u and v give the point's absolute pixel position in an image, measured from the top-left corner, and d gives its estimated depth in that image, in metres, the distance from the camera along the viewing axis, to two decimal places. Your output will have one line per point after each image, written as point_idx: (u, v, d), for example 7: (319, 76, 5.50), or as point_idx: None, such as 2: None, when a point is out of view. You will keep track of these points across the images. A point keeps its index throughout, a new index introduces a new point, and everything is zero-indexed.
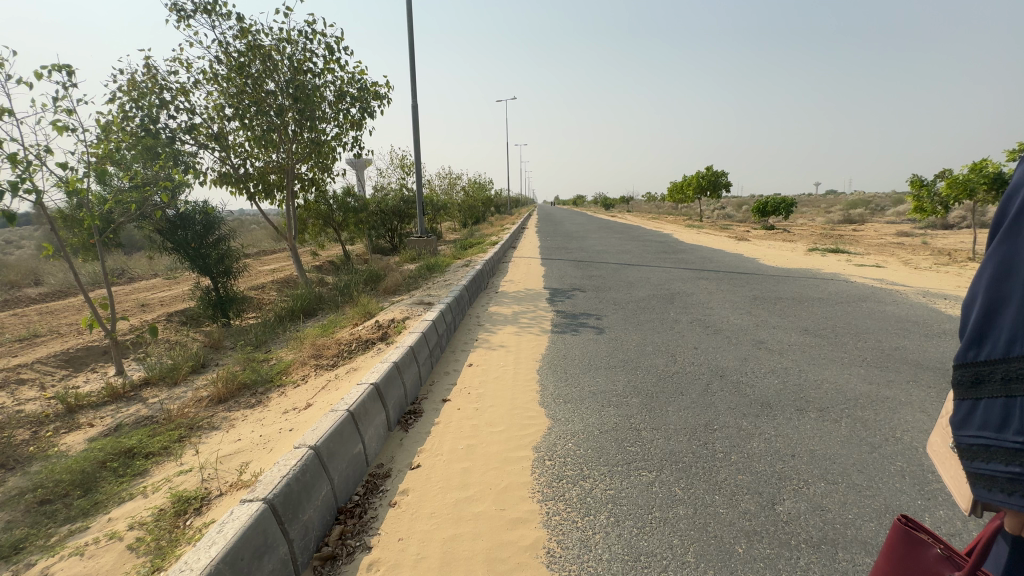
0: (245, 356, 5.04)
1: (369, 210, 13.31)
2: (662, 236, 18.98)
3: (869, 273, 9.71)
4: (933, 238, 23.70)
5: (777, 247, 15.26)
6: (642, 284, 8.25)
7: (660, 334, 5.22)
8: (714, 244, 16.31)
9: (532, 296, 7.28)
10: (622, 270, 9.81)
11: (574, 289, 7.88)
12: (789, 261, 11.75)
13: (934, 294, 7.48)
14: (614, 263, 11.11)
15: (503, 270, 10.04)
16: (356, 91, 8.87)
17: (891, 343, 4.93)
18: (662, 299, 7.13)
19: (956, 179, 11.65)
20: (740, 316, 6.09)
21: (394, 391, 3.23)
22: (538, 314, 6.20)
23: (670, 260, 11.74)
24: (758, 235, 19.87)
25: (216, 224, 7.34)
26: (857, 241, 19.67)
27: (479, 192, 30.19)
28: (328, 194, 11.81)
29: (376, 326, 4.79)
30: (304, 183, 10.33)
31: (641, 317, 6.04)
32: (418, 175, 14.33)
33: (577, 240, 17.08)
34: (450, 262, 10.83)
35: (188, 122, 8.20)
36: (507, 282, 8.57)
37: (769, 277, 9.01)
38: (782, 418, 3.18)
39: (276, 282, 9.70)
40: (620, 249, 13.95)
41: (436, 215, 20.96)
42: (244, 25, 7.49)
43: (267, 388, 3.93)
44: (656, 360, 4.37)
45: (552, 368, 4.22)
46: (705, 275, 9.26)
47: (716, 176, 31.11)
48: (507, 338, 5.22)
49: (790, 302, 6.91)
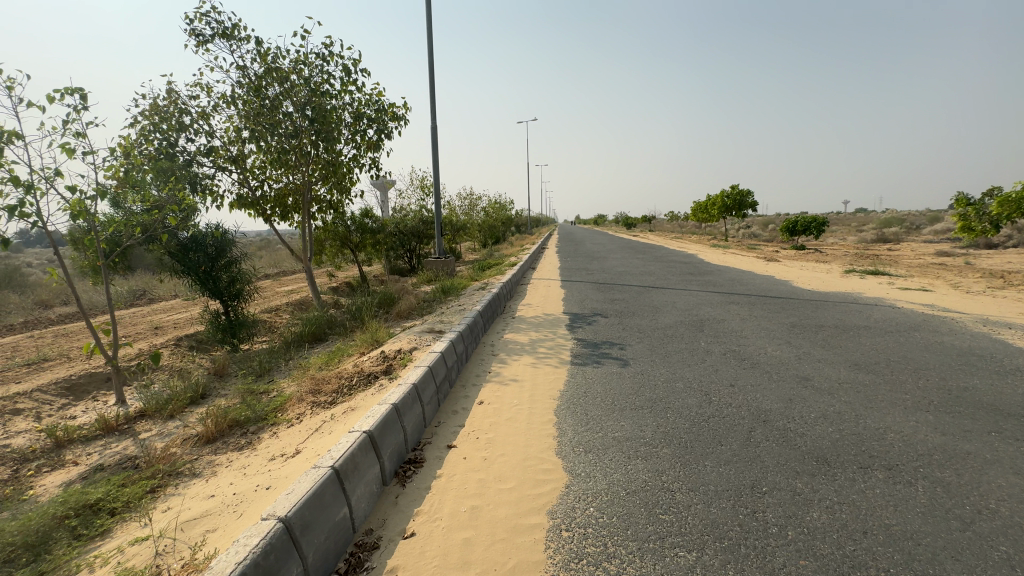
0: (245, 387, 4.78)
1: (387, 231, 13.22)
2: (686, 257, 18.46)
3: (917, 298, 9.01)
4: (978, 259, 22.40)
5: (810, 269, 14.52)
6: (668, 309, 7.78)
7: (691, 368, 4.75)
8: (742, 266, 15.67)
9: (550, 323, 6.89)
10: (645, 293, 9.35)
11: (596, 314, 7.45)
12: (825, 284, 11.07)
13: (996, 323, 6.77)
14: (637, 285, 10.65)
15: (522, 294, 9.69)
16: (373, 112, 8.78)
17: (958, 382, 4.34)
18: (690, 326, 6.63)
19: (1008, 198, 10.83)
20: (779, 347, 5.56)
21: (392, 439, 2.87)
22: (557, 342, 5.80)
23: (696, 282, 11.20)
24: (788, 256, 19.08)
25: (229, 247, 7.22)
26: (895, 262, 18.69)
27: (500, 212, 30.15)
28: (346, 215, 11.75)
29: (381, 358, 4.45)
30: (321, 205, 10.28)
31: (669, 347, 5.57)
32: (437, 196, 14.23)
33: (598, 261, 16.68)
34: (467, 284, 10.55)
35: (207, 145, 8.22)
36: (525, 307, 8.20)
37: (806, 302, 8.41)
38: (843, 480, 2.70)
39: (291, 305, 9.56)
40: (643, 270, 13.47)
41: (455, 236, 20.89)
42: (262, 48, 7.52)
43: (259, 426, 3.62)
44: (687, 400, 3.91)
45: (571, 408, 3.80)
46: (736, 299, 8.72)
47: (742, 195, 30.41)
48: (522, 370, 4.83)
49: (833, 330, 6.34)
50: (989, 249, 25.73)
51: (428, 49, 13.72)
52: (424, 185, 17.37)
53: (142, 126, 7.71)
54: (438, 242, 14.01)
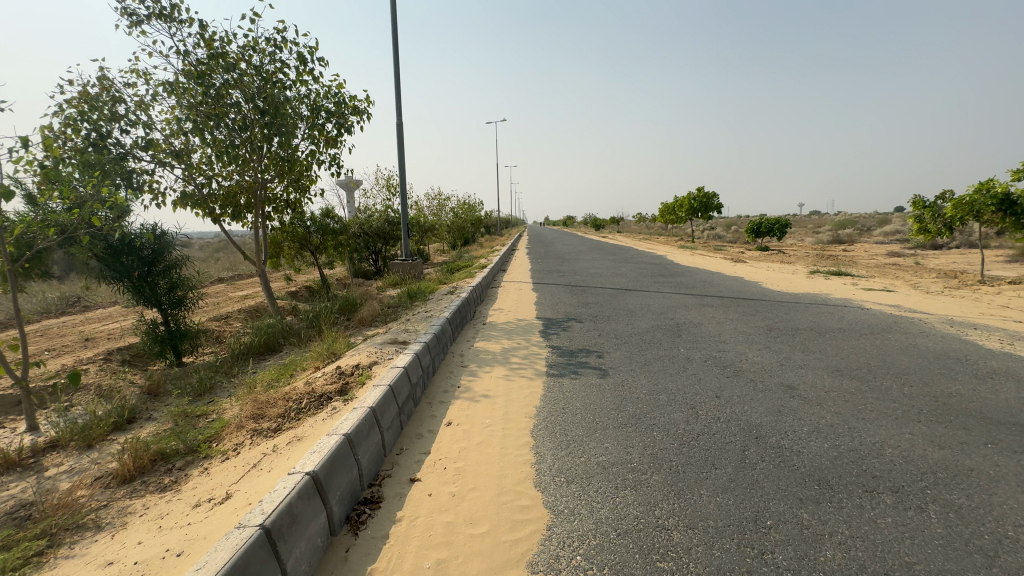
0: (180, 409, 4.21)
1: (350, 232, 12.58)
2: (656, 258, 18.54)
3: (882, 298, 9.16)
4: (926, 260, 23.49)
5: (777, 270, 14.75)
6: (643, 313, 7.57)
7: (672, 378, 4.49)
8: (711, 267, 15.78)
9: (523, 329, 6.55)
10: (619, 296, 9.14)
11: (570, 319, 7.15)
12: (794, 285, 11.17)
13: (962, 323, 6.85)
14: (610, 287, 10.46)
15: (492, 297, 9.32)
16: (332, 105, 8.21)
17: (943, 388, 4.23)
18: (667, 331, 6.41)
19: (961, 200, 11.26)
20: (759, 352, 5.39)
21: (344, 477, 2.44)
22: (531, 351, 5.45)
23: (668, 284, 11.10)
24: (753, 257, 19.44)
25: (169, 250, 6.55)
26: (853, 262, 19.34)
27: (469, 213, 29.70)
28: (306, 216, 11.09)
29: (336, 375, 3.99)
30: (277, 204, 9.61)
31: (648, 354, 5.31)
32: (403, 196, 13.69)
33: (569, 263, 16.51)
34: (434, 288, 10.08)
35: (146, 138, 7.47)
36: (496, 312, 7.82)
37: (778, 304, 8.37)
38: (851, 508, 2.45)
39: (244, 312, 8.86)
40: (615, 272, 13.33)
41: (423, 237, 20.33)
42: (204, 31, 6.87)
43: (190, 460, 3.10)
44: (672, 415, 3.62)
45: (549, 427, 3.45)
46: (709, 301, 8.61)
47: (707, 198, 31.02)
48: (494, 384, 4.44)
49: (809, 334, 6.24)
50: (936, 249, 27.09)
51: (393, 42, 13.12)
52: (390, 184, 16.77)
53: (68, 115, 6.90)
54: (405, 243, 13.49)
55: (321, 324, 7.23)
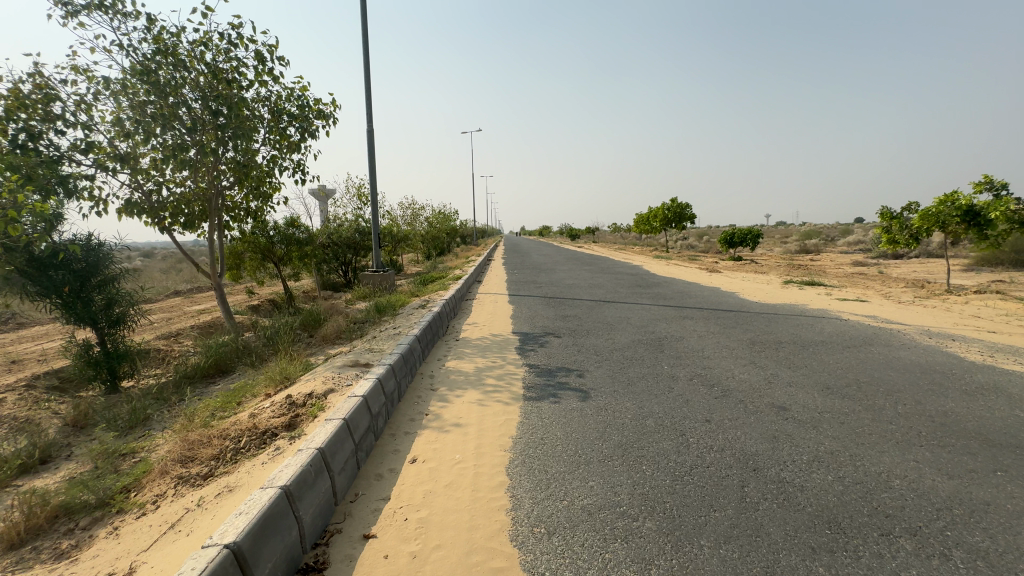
0: (102, 447, 3.65)
1: (317, 243, 12.00)
2: (632, 268, 18.47)
3: (857, 309, 9.17)
4: (889, 269, 24.25)
5: (751, 280, 14.83)
6: (623, 327, 7.30)
7: (659, 400, 4.17)
8: (687, 277, 15.77)
9: (498, 346, 6.18)
10: (598, 308, 8.87)
11: (548, 335, 6.80)
12: (770, 295, 11.16)
13: (940, 335, 6.81)
14: (588, 299, 10.20)
15: (466, 311, 8.93)
16: (295, 108, 7.73)
17: (936, 405, 4.06)
18: (649, 347, 6.13)
19: (927, 212, 11.51)
20: (746, 368, 5.15)
21: (278, 542, 2.01)
22: (506, 372, 5.06)
23: (646, 295, 10.91)
24: (727, 266, 19.62)
25: (108, 263, 5.93)
26: (823, 272, 19.70)
27: (444, 223, 29.24)
28: (268, 225, 10.48)
29: (285, 405, 3.52)
30: (236, 213, 9.00)
31: (630, 372, 5.01)
32: (374, 205, 13.19)
33: (546, 274, 16.23)
34: (405, 301, 9.62)
35: (85, 140, 6.80)
36: (470, 326, 7.42)
37: (757, 315, 8.24)
38: (870, 558, 2.15)
39: (197, 329, 8.20)
40: (593, 283, 13.13)
41: (396, 247, 19.76)
42: (151, 25, 6.29)
43: (99, 515, 2.60)
44: (662, 445, 3.30)
45: (527, 463, 3.07)
46: (689, 313, 8.42)
47: (681, 208, 31.45)
48: (466, 410, 4.03)
49: (792, 347, 6.07)
50: (897, 258, 28.04)
51: (363, 46, 12.67)
52: (361, 193, 16.24)
53: None
54: (377, 254, 12.98)
55: (280, 341, 6.68)
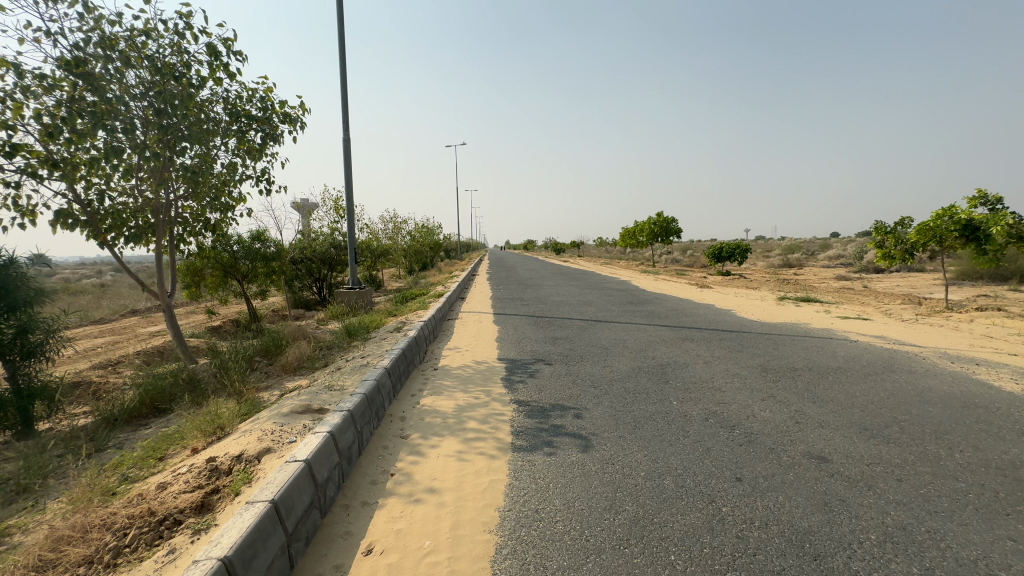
0: None
1: (287, 258, 11.18)
2: (621, 284, 17.93)
3: (861, 328, 8.69)
4: (873, 284, 24.21)
5: (744, 296, 14.37)
6: (619, 351, 6.63)
7: (674, 450, 3.47)
8: (678, 293, 15.28)
9: (482, 377, 5.43)
10: (590, 329, 8.21)
11: (538, 362, 6.08)
12: (768, 313, 10.65)
13: (961, 358, 6.28)
14: (579, 318, 9.54)
15: (447, 333, 8.18)
16: (257, 110, 6.98)
17: (999, 452, 3.43)
18: (653, 377, 5.43)
19: (924, 227, 11.18)
20: (766, 404, 4.48)
21: None
22: (491, 413, 4.30)
23: (639, 313, 10.29)
24: (717, 281, 19.24)
25: (23, 281, 5.06)
26: (813, 287, 19.43)
27: (427, 237, 28.43)
28: (231, 239, 9.60)
29: (205, 472, 2.71)
30: (193, 224, 8.18)
31: (635, 410, 4.32)
32: (350, 218, 12.40)
33: (532, 290, 15.58)
34: (381, 321, 8.83)
35: (7, 139, 5.94)
36: (450, 352, 6.67)
37: (761, 337, 7.67)
38: None
39: (142, 357, 7.29)
40: (582, 301, 12.51)
41: (375, 262, 18.89)
42: (84, 11, 5.51)
43: None
44: (690, 520, 2.59)
45: (519, 554, 2.32)
46: (688, 335, 7.81)
47: (667, 222, 31.24)
48: (442, 467, 3.27)
49: (809, 375, 5.46)
50: (881, 273, 28.10)
51: (340, 51, 12.01)
52: (338, 206, 15.45)
53: None
54: (353, 270, 12.17)
55: (230, 371, 5.82)
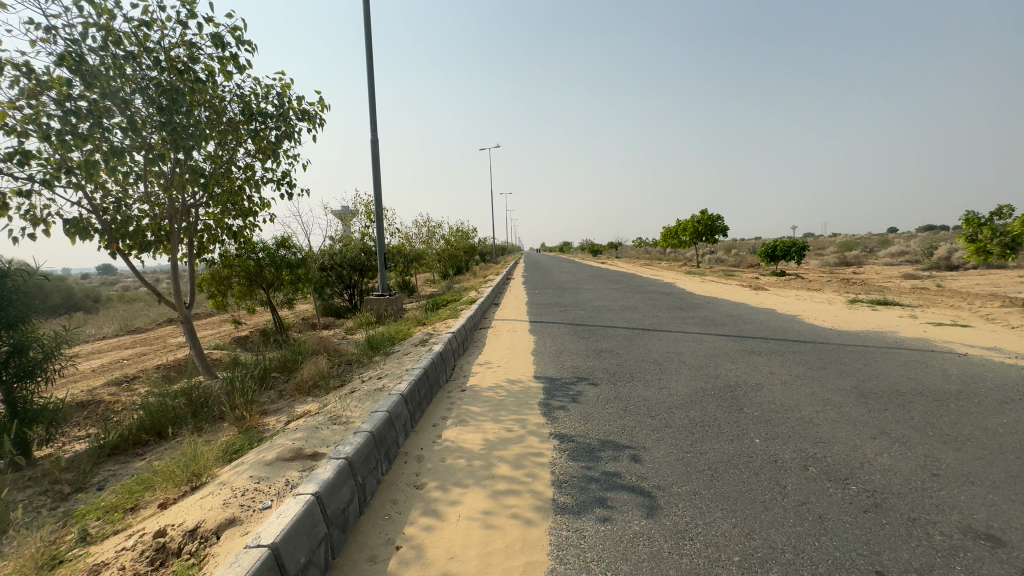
0: None
1: (314, 264, 10.81)
2: (666, 286, 16.78)
3: (963, 337, 7.35)
4: (949, 283, 21.91)
5: (808, 298, 12.96)
6: (675, 369, 5.70)
7: (774, 521, 2.56)
8: (730, 295, 14.03)
9: (515, 402, 4.63)
10: (637, 340, 7.30)
11: (581, 383, 5.24)
12: (841, 319, 9.35)
13: None
14: (624, 327, 8.63)
15: (478, 344, 7.46)
16: (273, 107, 6.51)
17: None
18: (721, 403, 4.49)
19: None
20: (881, 446, 3.47)
21: None
22: (526, 452, 3.50)
23: (691, 320, 9.25)
24: (772, 282, 17.72)
25: (19, 296, 4.68)
26: (883, 287, 17.56)
27: (461, 241, 27.98)
28: (256, 245, 9.24)
29: (147, 555, 2.04)
30: (213, 232, 7.82)
31: (707, 451, 3.43)
32: (380, 223, 11.95)
33: (570, 294, 14.73)
34: (408, 331, 8.23)
35: (16, 146, 5.62)
36: (480, 368, 5.93)
37: (844, 349, 6.52)
38: None
39: (159, 372, 6.95)
40: (625, 306, 11.56)
41: (407, 268, 18.51)
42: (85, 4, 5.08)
43: None
44: None
45: None
46: (753, 347, 6.77)
47: (712, 220, 29.52)
48: (463, 538, 2.49)
49: (925, 402, 4.36)
50: (958, 271, 25.44)
51: (367, 52, 11.63)
52: (369, 211, 15.12)
53: None
54: (383, 276, 11.72)
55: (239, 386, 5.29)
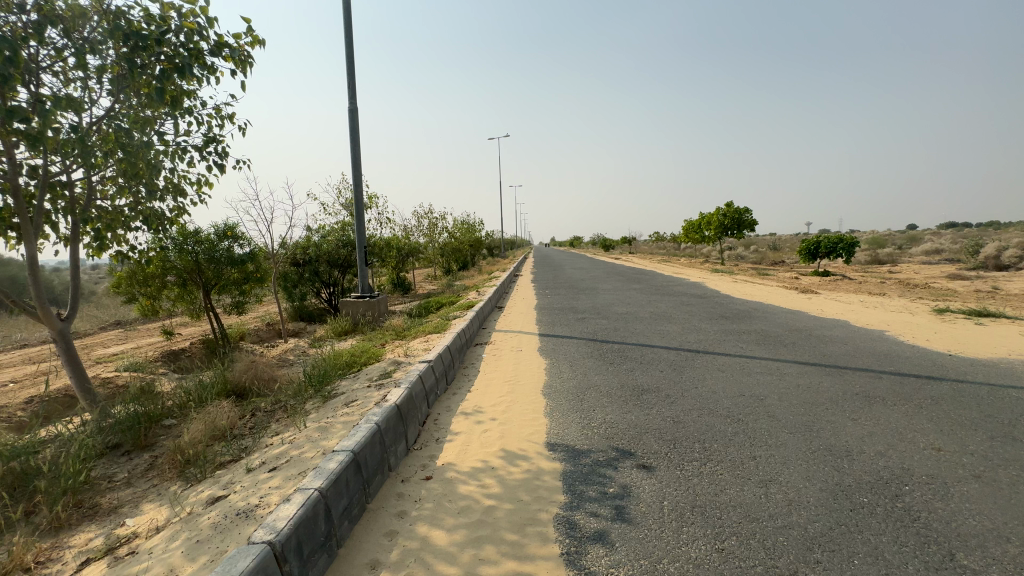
0: None
1: (277, 260, 8.87)
2: (698, 288, 14.54)
3: None
4: (1011, 284, 19.55)
5: (879, 305, 10.65)
6: (770, 433, 3.60)
7: None
8: (780, 300, 11.81)
9: (512, 522, 2.53)
10: (691, 372, 5.19)
11: (625, 465, 3.14)
12: (947, 337, 7.13)
13: None
14: (664, 346, 6.52)
15: (469, 374, 5.40)
16: (167, 32, 4.50)
17: None
18: (901, 534, 2.37)
19: None
20: None
21: None
22: None
23: (749, 337, 7.11)
24: (820, 284, 15.48)
25: None
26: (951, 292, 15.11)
27: (468, 234, 26.01)
28: (190, 234, 7.25)
29: None
30: (116, 218, 5.81)
31: None
32: (359, 209, 9.95)
33: (588, 296, 12.65)
34: (379, 350, 6.19)
35: None
36: (461, 425, 3.86)
37: (1010, 396, 4.35)
38: None
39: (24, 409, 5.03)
40: (657, 314, 9.46)
41: (403, 264, 16.51)
42: None
43: None
44: None
45: None
46: (864, 387, 4.65)
47: (739, 214, 27.12)
48: None
49: None
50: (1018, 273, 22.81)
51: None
52: None
53: None
54: (363, 274, 9.71)
55: (71, 452, 3.27)
